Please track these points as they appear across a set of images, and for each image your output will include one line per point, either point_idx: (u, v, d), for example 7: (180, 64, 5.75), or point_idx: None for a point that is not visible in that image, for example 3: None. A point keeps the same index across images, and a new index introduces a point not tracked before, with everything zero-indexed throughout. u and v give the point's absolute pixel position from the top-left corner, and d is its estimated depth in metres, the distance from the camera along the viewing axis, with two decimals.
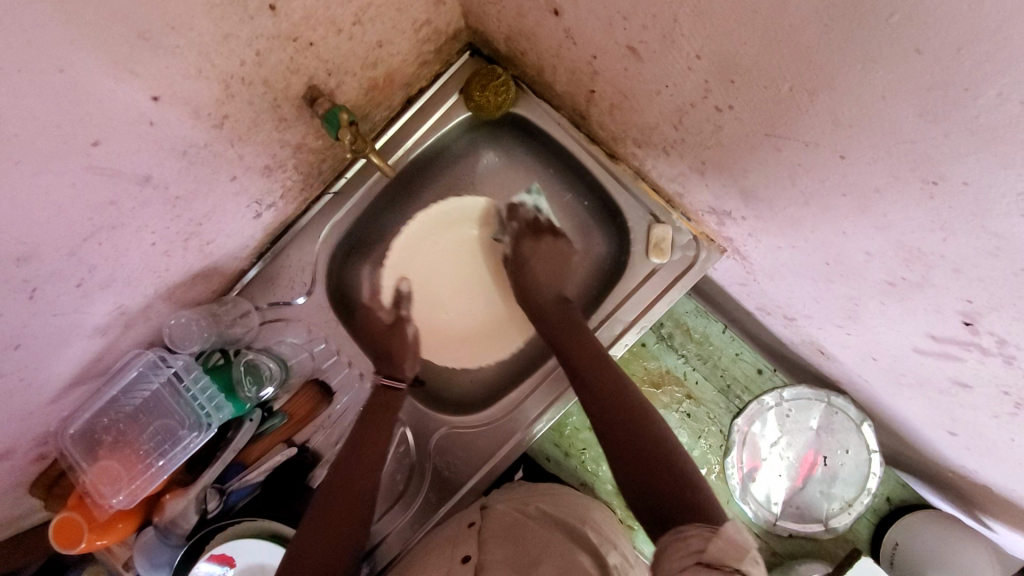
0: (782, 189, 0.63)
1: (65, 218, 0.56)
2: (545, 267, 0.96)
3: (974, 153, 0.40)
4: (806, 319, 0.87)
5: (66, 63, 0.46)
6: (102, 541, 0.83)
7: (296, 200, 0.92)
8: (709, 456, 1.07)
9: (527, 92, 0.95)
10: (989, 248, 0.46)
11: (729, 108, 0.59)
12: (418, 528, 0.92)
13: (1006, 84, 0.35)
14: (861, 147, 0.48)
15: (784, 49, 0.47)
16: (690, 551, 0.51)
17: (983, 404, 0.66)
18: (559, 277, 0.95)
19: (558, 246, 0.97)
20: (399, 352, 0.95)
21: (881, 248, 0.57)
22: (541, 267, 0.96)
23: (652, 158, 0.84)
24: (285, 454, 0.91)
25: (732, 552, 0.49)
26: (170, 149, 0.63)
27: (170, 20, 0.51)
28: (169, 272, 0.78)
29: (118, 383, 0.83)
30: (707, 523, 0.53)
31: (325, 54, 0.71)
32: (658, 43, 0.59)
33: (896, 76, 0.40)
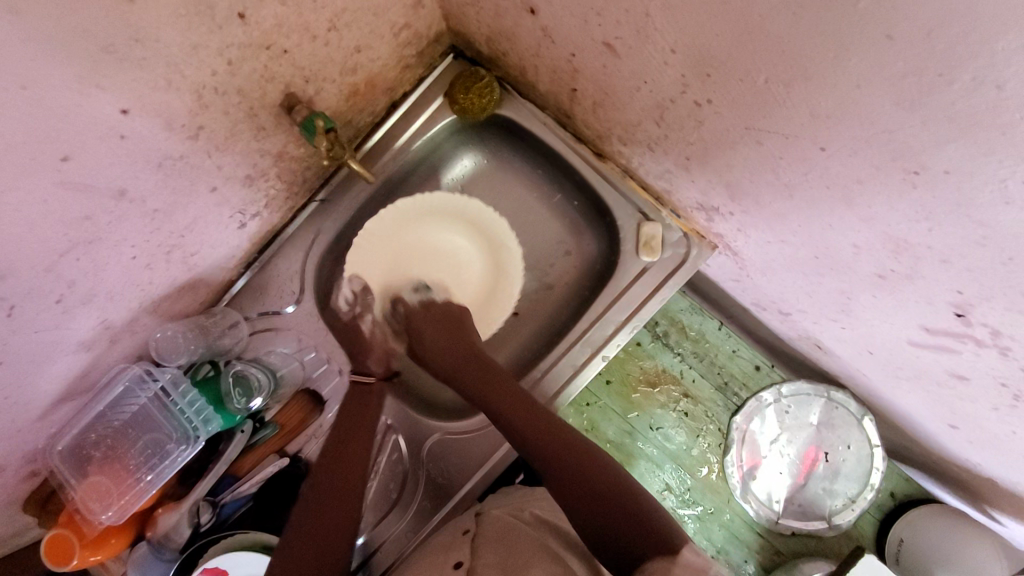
0: (767, 183, 0.62)
1: (39, 235, 0.55)
2: (434, 335, 0.87)
3: (953, 140, 0.39)
4: (800, 314, 0.86)
5: (29, 80, 0.45)
6: (95, 557, 0.82)
7: (282, 209, 0.91)
8: (708, 455, 1.06)
9: (512, 92, 0.94)
10: (975, 237, 0.45)
11: (708, 103, 0.58)
12: (413, 536, 0.90)
13: (978, 69, 0.34)
14: (841, 138, 0.47)
15: (757, 40, 0.46)
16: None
17: (981, 396, 0.64)
18: (456, 332, 0.87)
19: (450, 308, 0.90)
20: (361, 346, 0.92)
21: (869, 241, 0.56)
22: (432, 333, 0.87)
23: (637, 156, 0.83)
24: (276, 465, 0.90)
25: None
26: (145, 162, 0.62)
27: (135, 32, 0.51)
28: (153, 285, 0.77)
29: (105, 398, 0.82)
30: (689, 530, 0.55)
31: (301, 60, 0.71)
32: (634, 38, 0.58)
33: (869, 64, 0.39)
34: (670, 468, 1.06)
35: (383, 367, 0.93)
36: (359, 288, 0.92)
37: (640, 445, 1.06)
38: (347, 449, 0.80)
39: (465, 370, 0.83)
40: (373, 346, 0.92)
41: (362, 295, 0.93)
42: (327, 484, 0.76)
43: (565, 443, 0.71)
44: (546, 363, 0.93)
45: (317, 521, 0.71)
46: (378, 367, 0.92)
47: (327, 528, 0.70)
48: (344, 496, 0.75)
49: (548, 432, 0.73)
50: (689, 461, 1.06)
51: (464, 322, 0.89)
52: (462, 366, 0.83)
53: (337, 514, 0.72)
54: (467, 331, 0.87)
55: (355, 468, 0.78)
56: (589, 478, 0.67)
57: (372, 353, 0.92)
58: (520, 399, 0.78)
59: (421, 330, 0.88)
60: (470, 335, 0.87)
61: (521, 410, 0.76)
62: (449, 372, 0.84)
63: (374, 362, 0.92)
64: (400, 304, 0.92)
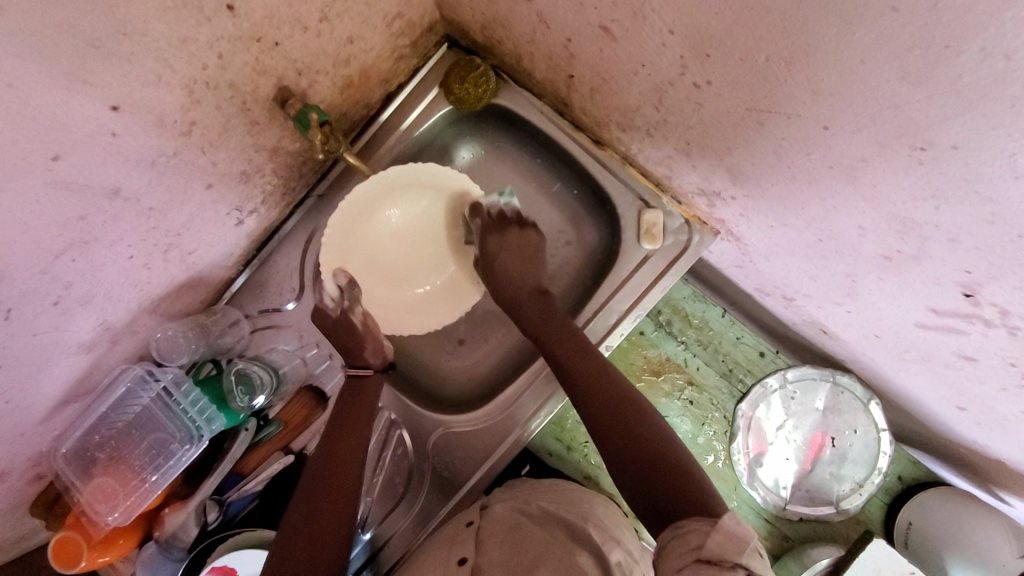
0: (769, 165, 0.61)
1: (33, 236, 0.55)
2: (509, 263, 0.89)
3: (959, 115, 0.38)
4: (805, 298, 0.85)
5: (16, 77, 0.44)
6: (103, 558, 0.83)
7: (279, 205, 0.90)
8: (714, 443, 1.05)
9: (508, 81, 0.93)
10: (982, 214, 0.44)
11: (708, 84, 0.56)
12: (420, 530, 0.91)
13: (986, 38, 0.33)
14: (844, 116, 0.46)
15: (756, 17, 0.45)
16: (689, 548, 0.53)
17: (990, 376, 0.64)
18: (527, 270, 0.89)
19: (524, 234, 0.91)
20: (358, 340, 0.87)
21: (874, 222, 0.55)
22: (505, 257, 0.89)
23: (637, 142, 0.81)
24: (282, 462, 0.91)
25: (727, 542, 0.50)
26: (138, 160, 0.61)
27: (123, 26, 0.50)
28: (152, 285, 0.77)
29: (107, 400, 0.81)
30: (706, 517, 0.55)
31: (293, 53, 0.70)
32: (630, 20, 0.57)
33: (873, 38, 0.38)
34: None
35: (381, 359, 0.89)
36: (346, 282, 0.86)
37: None
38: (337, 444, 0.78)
39: (535, 321, 0.86)
40: (368, 338, 0.87)
41: (347, 289, 0.86)
42: (320, 478, 0.74)
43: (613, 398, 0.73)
44: (581, 321, 0.91)
45: (306, 517, 0.69)
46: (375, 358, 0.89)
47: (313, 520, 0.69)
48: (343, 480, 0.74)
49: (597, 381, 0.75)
50: (695, 450, 1.05)
51: (537, 256, 0.90)
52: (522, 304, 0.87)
53: (326, 509, 0.71)
54: (538, 268, 0.90)
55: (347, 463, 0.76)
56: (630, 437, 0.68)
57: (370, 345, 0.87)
58: (575, 348, 0.80)
59: (490, 249, 0.89)
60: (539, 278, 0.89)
61: (574, 358, 0.79)
62: (513, 304, 0.88)
63: (373, 354, 0.88)
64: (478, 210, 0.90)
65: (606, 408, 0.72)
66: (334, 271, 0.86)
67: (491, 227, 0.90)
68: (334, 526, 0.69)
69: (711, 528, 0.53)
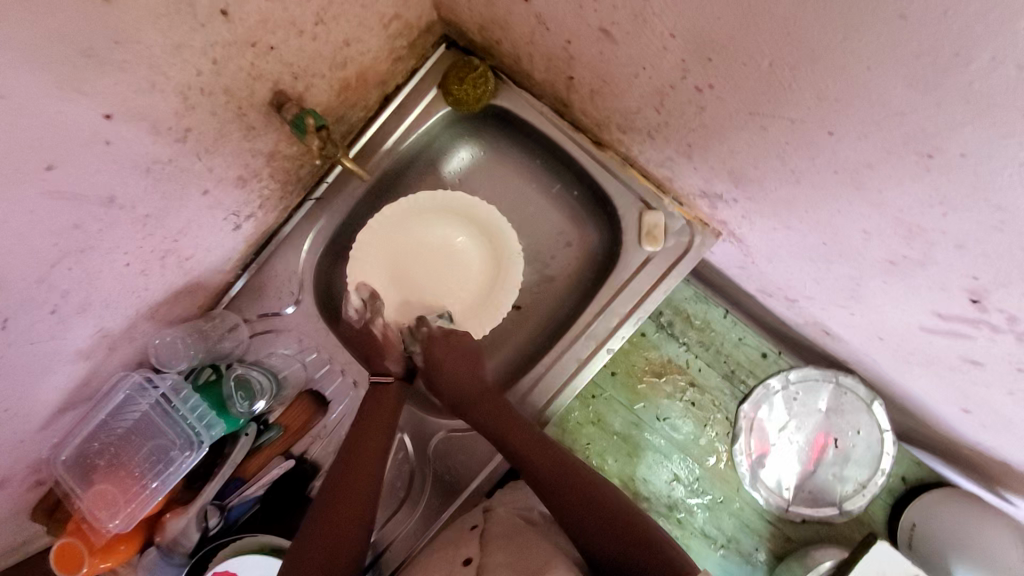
0: (771, 168, 0.60)
1: (28, 246, 0.54)
2: (455, 370, 0.85)
3: (969, 123, 0.37)
4: (807, 301, 0.84)
5: (6, 88, 0.44)
6: (105, 564, 0.82)
7: (277, 208, 0.90)
8: (716, 445, 1.04)
9: (507, 82, 0.92)
10: (991, 222, 0.43)
11: (710, 87, 0.55)
12: (422, 534, 0.90)
13: (998, 46, 0.32)
14: (850, 121, 0.45)
15: (760, 20, 0.44)
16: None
17: (996, 380, 0.63)
18: (476, 369, 0.86)
19: (468, 342, 0.87)
20: (379, 349, 0.88)
21: (879, 227, 0.54)
22: (451, 362, 0.85)
23: (638, 144, 0.81)
24: (282, 467, 0.90)
25: None
26: (133, 167, 0.60)
27: (115, 34, 0.49)
28: (149, 291, 0.76)
29: (107, 407, 0.81)
30: None
31: (289, 56, 0.69)
32: (630, 23, 0.56)
33: (881, 44, 0.37)
34: (678, 459, 1.05)
35: (401, 366, 0.89)
36: (369, 295, 0.88)
37: (648, 436, 1.05)
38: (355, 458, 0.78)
39: (487, 407, 0.83)
40: (391, 347, 0.88)
41: (370, 300, 0.88)
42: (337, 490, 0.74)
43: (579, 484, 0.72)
44: (528, 382, 0.91)
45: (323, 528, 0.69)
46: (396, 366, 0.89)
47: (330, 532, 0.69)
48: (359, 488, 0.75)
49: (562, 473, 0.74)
50: (698, 451, 1.05)
51: (480, 356, 0.87)
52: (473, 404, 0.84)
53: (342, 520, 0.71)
54: (483, 364, 0.87)
55: (366, 473, 0.77)
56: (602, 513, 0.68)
57: (391, 353, 0.88)
58: (530, 437, 0.78)
59: (438, 362, 0.85)
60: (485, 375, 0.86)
61: (536, 450, 0.77)
62: (461, 404, 0.84)
63: (394, 361, 0.88)
64: (422, 325, 0.89)
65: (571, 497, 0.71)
66: (357, 284, 0.88)
67: (435, 335, 0.88)
68: (349, 539, 0.70)
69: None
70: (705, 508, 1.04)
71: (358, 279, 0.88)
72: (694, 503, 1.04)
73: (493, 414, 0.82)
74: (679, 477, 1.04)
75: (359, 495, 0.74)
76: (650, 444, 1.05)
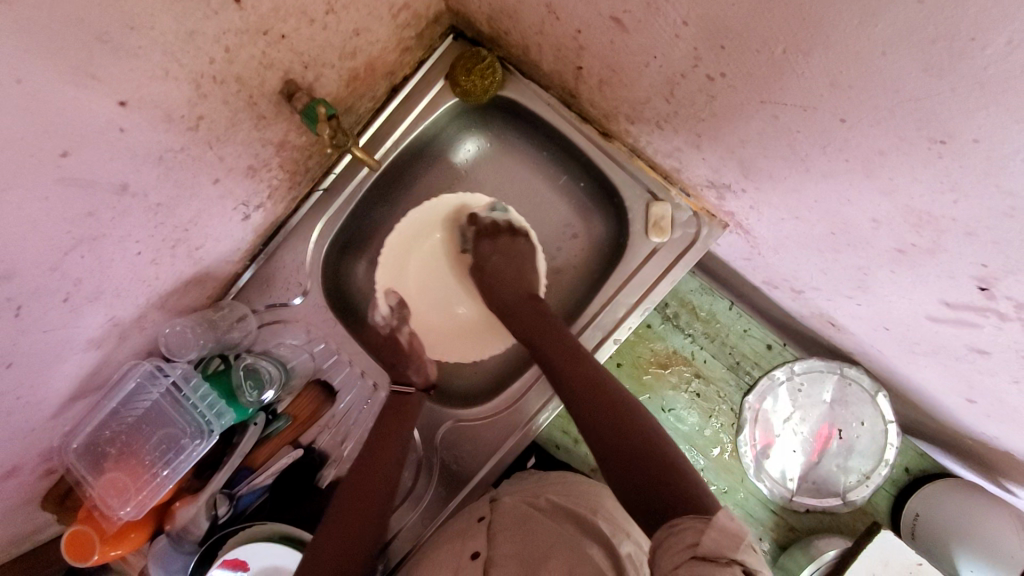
0: (781, 157, 0.60)
1: (42, 233, 0.54)
2: (500, 268, 0.92)
3: (983, 108, 0.37)
4: (814, 291, 0.85)
5: (24, 73, 0.44)
6: (116, 551, 0.83)
7: (285, 199, 0.90)
8: (720, 436, 1.06)
9: (514, 73, 0.92)
10: (1003, 208, 0.43)
11: (722, 76, 0.56)
12: (429, 523, 0.91)
13: (1015, 29, 0.32)
14: (863, 108, 0.45)
15: (775, 7, 0.44)
16: (685, 545, 0.50)
17: (1002, 369, 0.63)
18: (520, 275, 0.91)
19: (521, 245, 0.93)
20: (403, 357, 0.92)
21: (888, 215, 0.54)
22: (497, 263, 0.92)
23: (646, 134, 0.81)
24: (291, 456, 0.91)
25: (727, 541, 0.48)
26: (146, 155, 0.61)
27: (129, 20, 0.49)
28: (160, 280, 0.77)
29: (117, 395, 0.82)
30: (701, 516, 0.53)
31: (299, 46, 0.69)
32: (643, 10, 0.56)
33: (896, 29, 0.38)
34: (683, 449, 1.06)
35: (424, 377, 0.91)
36: (397, 302, 0.95)
37: None
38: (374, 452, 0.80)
39: (530, 319, 0.86)
40: (414, 357, 0.92)
41: (398, 309, 0.95)
42: (353, 486, 0.77)
43: (609, 397, 0.71)
44: (582, 322, 0.92)
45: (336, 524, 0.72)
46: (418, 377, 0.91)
47: (349, 528, 0.72)
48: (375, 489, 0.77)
49: (594, 385, 0.74)
50: (702, 442, 1.06)
51: (529, 277, 0.92)
52: (515, 308, 0.88)
53: (356, 515, 0.73)
54: (527, 268, 0.92)
55: (384, 473, 0.78)
56: (622, 430, 0.67)
57: (412, 362, 0.91)
58: (570, 347, 0.80)
59: (487, 262, 0.93)
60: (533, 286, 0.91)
61: (571, 359, 0.78)
62: (508, 309, 0.89)
63: (415, 371, 0.90)
64: (475, 221, 0.95)
65: (602, 410, 0.70)
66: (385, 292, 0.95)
67: (483, 232, 0.95)
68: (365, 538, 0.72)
69: (705, 524, 0.50)
70: None
71: (386, 285, 0.95)
72: None
73: (536, 326, 0.84)
74: None
75: (373, 491, 0.76)
76: None
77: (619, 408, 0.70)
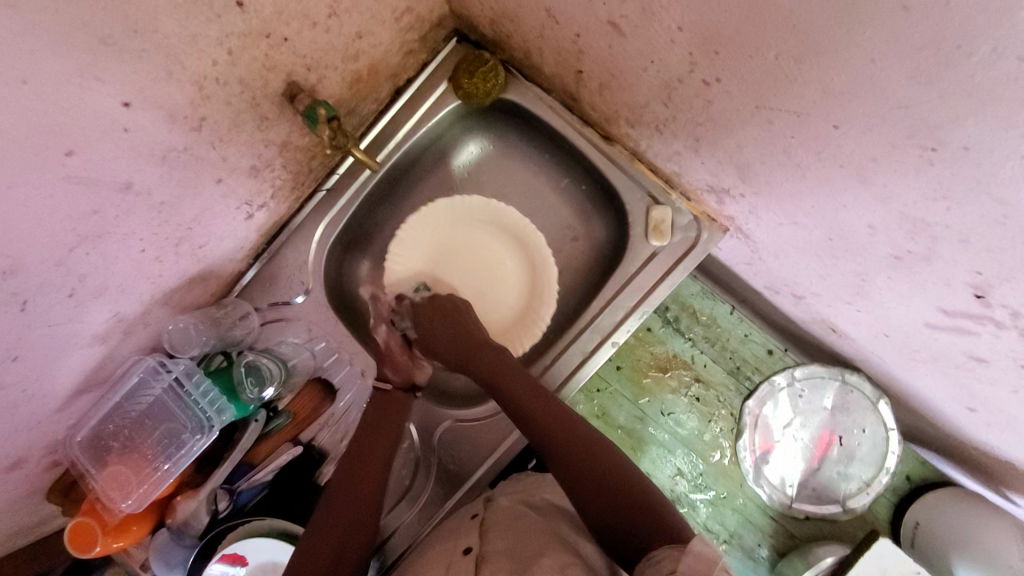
0: (777, 163, 0.60)
1: (48, 230, 0.55)
2: (438, 332, 0.85)
3: (972, 115, 0.37)
4: (814, 297, 0.84)
5: (29, 74, 0.45)
6: (117, 543, 0.85)
7: (289, 198, 0.91)
8: (720, 441, 1.05)
9: (517, 76, 0.93)
10: (996, 216, 0.43)
11: (717, 81, 0.56)
12: (425, 523, 0.91)
13: (999, 39, 0.32)
14: (854, 114, 0.45)
15: (767, 14, 0.44)
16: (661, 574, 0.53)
17: (1000, 378, 0.63)
18: (461, 326, 0.86)
19: (452, 302, 0.88)
20: (382, 356, 0.90)
21: (883, 221, 0.54)
22: (436, 328, 0.86)
23: (645, 138, 0.81)
24: (290, 453, 0.92)
25: None
26: (150, 155, 0.62)
27: (133, 24, 0.50)
28: (164, 277, 0.78)
29: (121, 389, 0.83)
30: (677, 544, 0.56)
31: (302, 48, 0.70)
32: (639, 16, 0.57)
33: (884, 37, 0.38)
34: (682, 453, 1.06)
35: (405, 378, 0.89)
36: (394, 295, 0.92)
37: (652, 431, 1.06)
38: (365, 449, 0.81)
39: (478, 359, 0.81)
40: (393, 356, 0.90)
41: (396, 303, 0.93)
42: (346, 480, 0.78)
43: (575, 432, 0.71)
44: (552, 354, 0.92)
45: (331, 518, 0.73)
46: (398, 375, 0.89)
47: (341, 526, 0.73)
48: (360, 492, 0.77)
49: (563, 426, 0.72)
50: (701, 447, 1.06)
51: (462, 312, 0.87)
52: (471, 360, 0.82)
53: (352, 511, 0.75)
54: (469, 321, 0.86)
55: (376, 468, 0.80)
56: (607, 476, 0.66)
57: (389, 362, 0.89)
58: (540, 403, 0.75)
59: (427, 328, 0.87)
60: (473, 326, 0.86)
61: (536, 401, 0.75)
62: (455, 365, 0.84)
63: (392, 370, 0.88)
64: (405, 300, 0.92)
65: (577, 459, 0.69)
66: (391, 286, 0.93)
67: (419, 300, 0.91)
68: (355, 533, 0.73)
69: None
70: (709, 503, 1.05)
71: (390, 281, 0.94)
72: (697, 498, 1.05)
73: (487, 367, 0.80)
74: (682, 472, 1.05)
75: (370, 483, 0.78)
76: (653, 438, 1.06)
77: (594, 456, 0.69)
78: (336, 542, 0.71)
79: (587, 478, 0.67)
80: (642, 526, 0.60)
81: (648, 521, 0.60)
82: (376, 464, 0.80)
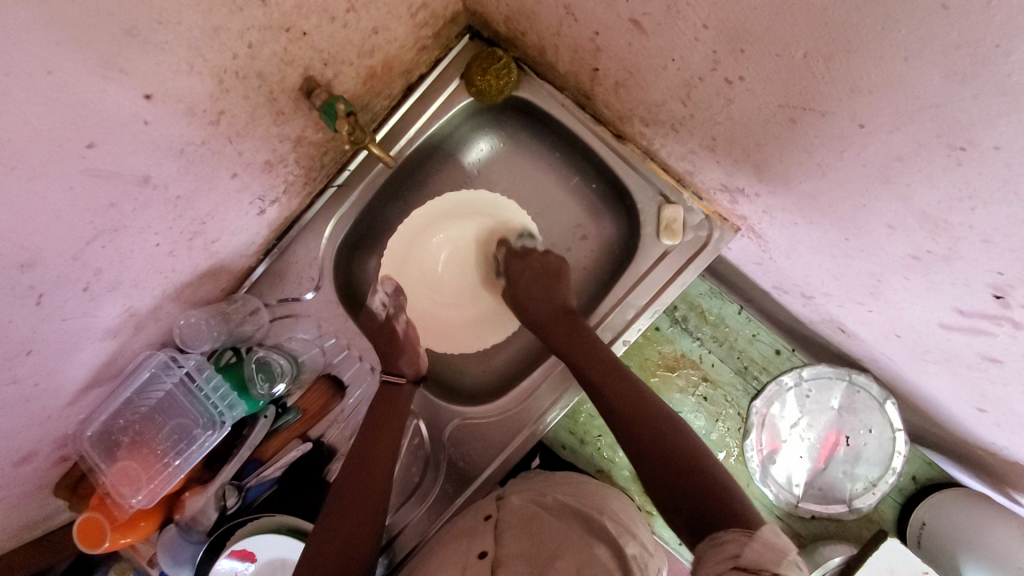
0: (797, 162, 0.60)
1: (66, 222, 0.55)
2: (529, 287, 0.92)
3: (1004, 115, 0.37)
4: (825, 297, 0.85)
5: (55, 65, 0.45)
6: (126, 539, 0.84)
7: (300, 194, 0.91)
8: (727, 440, 1.05)
9: (529, 73, 0.92)
10: (1023, 216, 0.43)
11: (740, 79, 0.56)
12: (434, 520, 0.91)
13: None
14: (880, 113, 0.46)
15: (796, 12, 0.44)
16: (726, 557, 0.53)
17: (1014, 378, 0.63)
18: (552, 290, 0.92)
19: (548, 261, 0.94)
20: (395, 347, 0.91)
21: (904, 221, 0.54)
22: (533, 288, 0.92)
23: (659, 137, 0.81)
24: (300, 449, 0.91)
25: None
26: (168, 149, 0.62)
27: (158, 15, 0.50)
28: (176, 272, 0.78)
29: (132, 384, 0.83)
30: (746, 529, 0.55)
31: (320, 43, 0.70)
32: (663, 14, 0.57)
33: (918, 36, 0.38)
34: None
35: (415, 369, 0.91)
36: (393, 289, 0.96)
37: None
38: (370, 451, 0.80)
39: (558, 330, 0.87)
40: (406, 348, 0.91)
41: (395, 296, 0.95)
42: (351, 482, 0.77)
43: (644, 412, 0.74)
44: None
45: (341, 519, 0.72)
46: (409, 368, 0.91)
47: (351, 528, 0.71)
48: (365, 495, 0.75)
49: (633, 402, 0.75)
50: (708, 446, 1.05)
51: (555, 278, 0.93)
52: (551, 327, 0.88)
53: (357, 520, 0.73)
54: (559, 287, 0.92)
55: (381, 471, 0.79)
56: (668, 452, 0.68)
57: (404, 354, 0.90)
58: (602, 362, 0.80)
59: (518, 285, 0.93)
60: (562, 292, 0.91)
61: (604, 370, 0.79)
62: (539, 324, 0.90)
63: (407, 364, 0.90)
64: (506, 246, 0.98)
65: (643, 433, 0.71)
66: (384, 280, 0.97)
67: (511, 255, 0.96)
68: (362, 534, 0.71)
69: None
70: None
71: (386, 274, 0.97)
72: None
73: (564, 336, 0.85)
74: None
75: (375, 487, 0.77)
76: None
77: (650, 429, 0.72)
78: (342, 541, 0.69)
79: (647, 452, 0.69)
80: (715, 512, 0.59)
81: (722, 512, 0.59)
82: (381, 465, 0.79)
